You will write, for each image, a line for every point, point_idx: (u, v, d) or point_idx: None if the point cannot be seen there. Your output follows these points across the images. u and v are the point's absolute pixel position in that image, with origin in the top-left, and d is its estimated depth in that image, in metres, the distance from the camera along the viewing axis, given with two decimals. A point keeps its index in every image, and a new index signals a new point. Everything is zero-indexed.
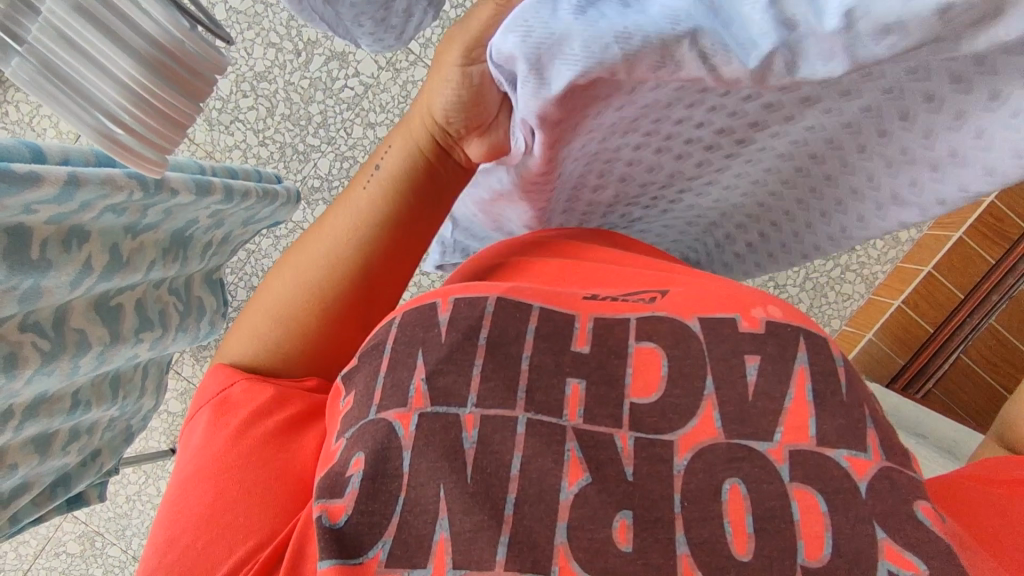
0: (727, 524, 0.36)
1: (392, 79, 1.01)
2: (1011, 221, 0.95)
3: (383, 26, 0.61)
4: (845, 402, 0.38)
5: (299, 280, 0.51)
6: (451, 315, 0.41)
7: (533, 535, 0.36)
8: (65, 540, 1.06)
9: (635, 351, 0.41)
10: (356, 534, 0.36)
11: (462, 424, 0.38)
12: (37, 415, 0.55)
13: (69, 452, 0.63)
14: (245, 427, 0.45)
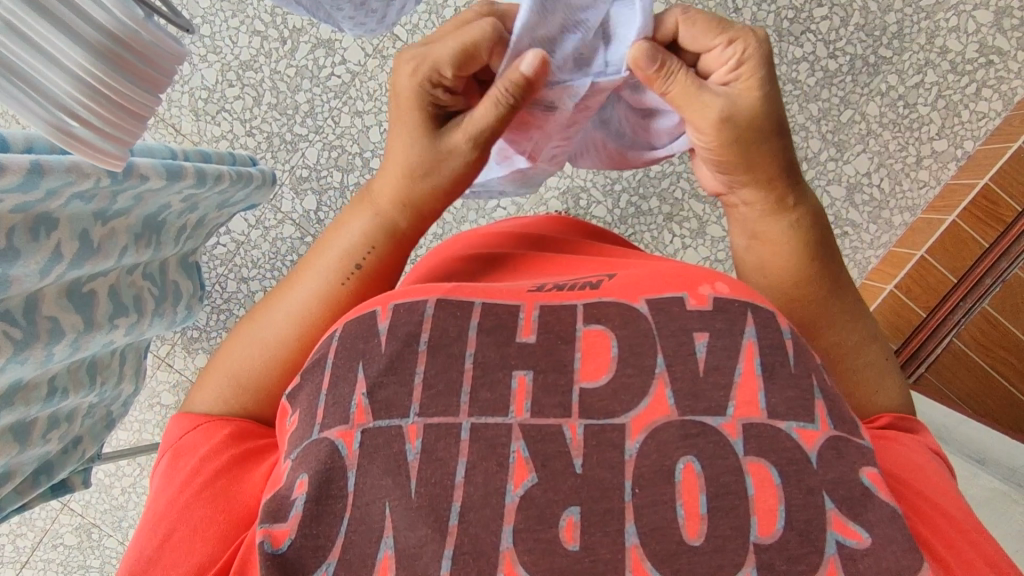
0: (679, 508, 0.35)
1: (379, 67, 1.00)
2: (1007, 204, 0.95)
3: (362, 9, 0.60)
4: (794, 374, 0.38)
5: (265, 344, 0.52)
6: (391, 323, 0.41)
7: (478, 541, 0.36)
8: (62, 532, 1.06)
9: (583, 334, 0.40)
10: (299, 557, 0.36)
11: (406, 436, 0.38)
12: (14, 402, 0.55)
13: (50, 440, 0.64)
14: (199, 464, 0.46)
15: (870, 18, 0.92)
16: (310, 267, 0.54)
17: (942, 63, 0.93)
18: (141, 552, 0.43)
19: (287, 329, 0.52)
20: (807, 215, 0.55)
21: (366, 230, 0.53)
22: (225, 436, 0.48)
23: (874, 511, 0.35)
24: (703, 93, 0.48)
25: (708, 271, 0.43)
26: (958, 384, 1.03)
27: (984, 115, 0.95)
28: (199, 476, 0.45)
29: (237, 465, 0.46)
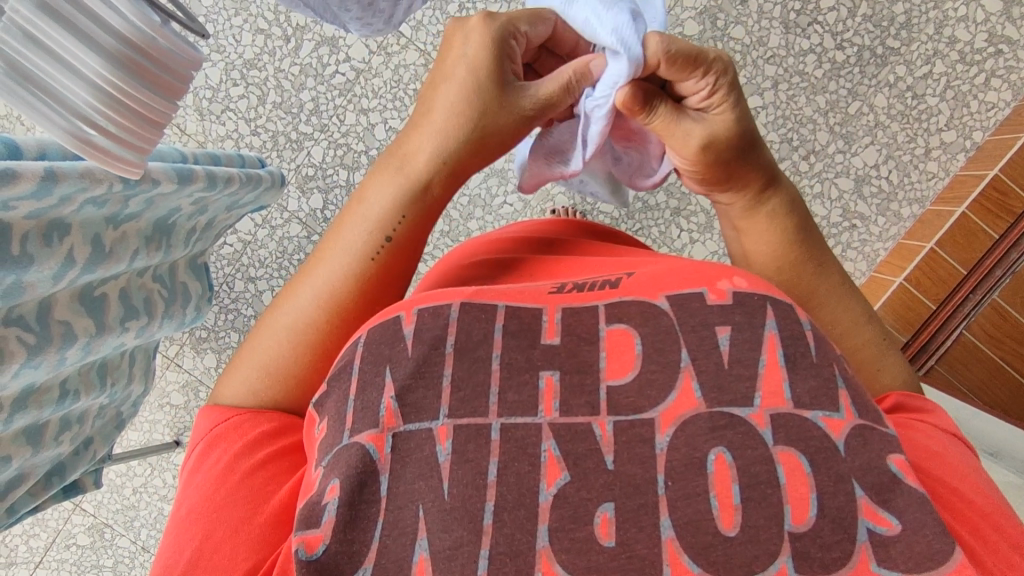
0: (713, 499, 0.35)
1: (384, 64, 1.00)
2: (1015, 194, 0.94)
3: (371, 10, 0.60)
4: (815, 363, 0.38)
5: (297, 336, 0.51)
6: (416, 328, 0.41)
7: (513, 542, 0.36)
8: (75, 532, 1.07)
9: (607, 334, 0.40)
10: (335, 563, 0.36)
11: (436, 437, 0.38)
12: (27, 406, 0.55)
13: (62, 442, 0.64)
14: (235, 461, 0.45)
15: (877, 9, 0.92)
16: (336, 243, 0.52)
17: (950, 53, 0.92)
18: (179, 556, 0.42)
19: (322, 315, 0.51)
20: (786, 204, 0.55)
21: (394, 199, 0.51)
22: (258, 433, 0.47)
23: (904, 502, 0.35)
24: (677, 131, 0.48)
25: (723, 265, 0.43)
26: (970, 377, 1.02)
27: (992, 105, 0.94)
28: (235, 474, 0.45)
29: (272, 464, 0.45)
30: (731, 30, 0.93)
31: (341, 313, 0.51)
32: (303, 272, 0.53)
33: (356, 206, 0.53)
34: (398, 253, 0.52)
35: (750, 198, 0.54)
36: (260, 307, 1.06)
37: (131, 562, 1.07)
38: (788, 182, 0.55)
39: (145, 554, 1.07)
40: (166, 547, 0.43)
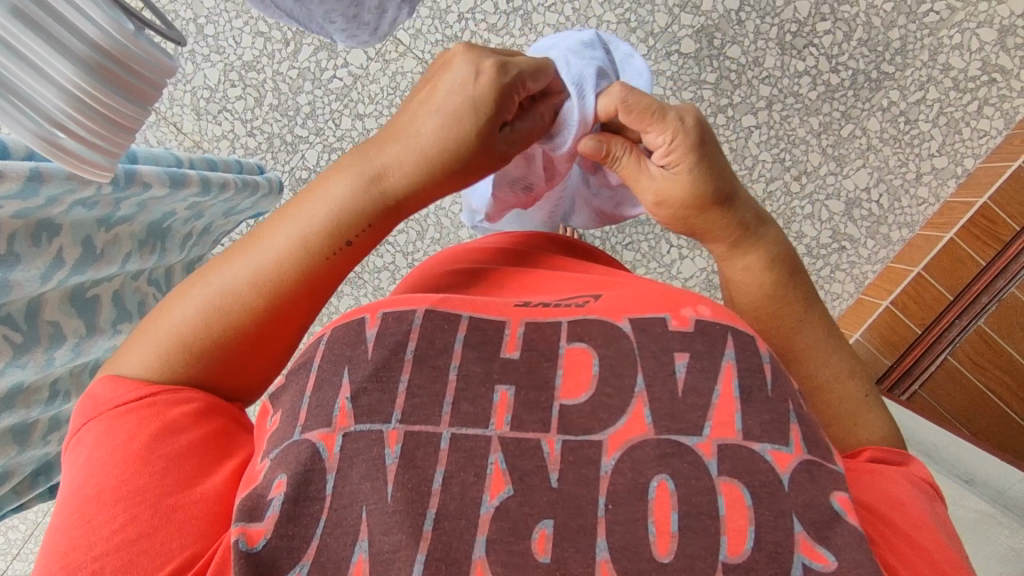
0: (651, 524, 0.35)
1: (381, 70, 1.00)
2: (1003, 223, 0.95)
3: (355, 22, 0.60)
4: (770, 398, 0.38)
5: (222, 326, 0.43)
6: (379, 331, 0.41)
7: (450, 550, 0.35)
8: None
9: (566, 352, 0.41)
10: (274, 559, 0.35)
11: (385, 440, 0.37)
12: (14, 405, 0.57)
13: (50, 441, 0.66)
14: (164, 444, 0.40)
15: (872, 33, 0.92)
16: (283, 226, 0.44)
17: (944, 80, 0.93)
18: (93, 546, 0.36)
19: (254, 308, 0.44)
20: (770, 255, 0.53)
21: (359, 194, 0.44)
22: (184, 413, 0.42)
23: (842, 541, 0.35)
24: (643, 181, 0.50)
25: (686, 290, 0.43)
26: (952, 402, 1.02)
27: (984, 133, 0.94)
28: (169, 459, 0.39)
29: (205, 448, 0.41)
30: (727, 49, 0.94)
31: (276, 314, 0.44)
32: (239, 247, 0.45)
33: (314, 189, 0.45)
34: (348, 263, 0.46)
35: (729, 245, 0.53)
36: None
37: None
38: (778, 234, 0.53)
39: None
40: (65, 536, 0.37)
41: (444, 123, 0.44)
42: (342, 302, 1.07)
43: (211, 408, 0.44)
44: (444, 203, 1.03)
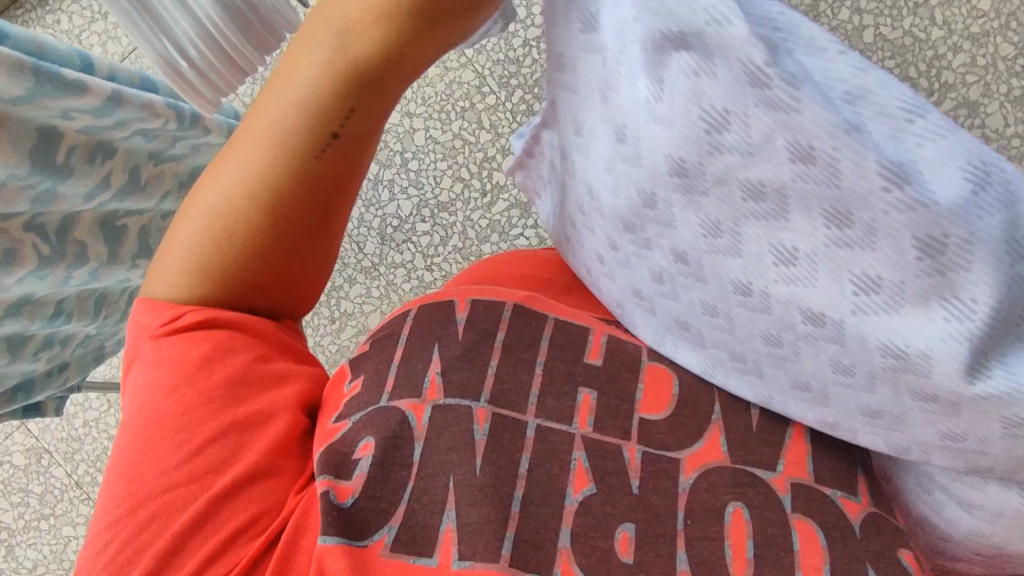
0: (728, 547, 0.43)
1: (439, 76, 1.06)
2: None
3: None
4: (840, 445, 0.47)
5: (234, 240, 0.47)
6: (469, 316, 0.50)
7: (538, 534, 0.43)
8: (14, 449, 1.08)
9: (647, 368, 0.49)
10: (363, 515, 0.44)
11: (475, 417, 0.46)
12: (20, 313, 0.64)
13: (40, 359, 0.72)
14: (211, 434, 0.44)
15: None
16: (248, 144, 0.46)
17: None
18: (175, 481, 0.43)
19: (269, 219, 0.46)
20: None
21: (308, 117, 0.43)
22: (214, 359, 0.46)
23: None
24: None
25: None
26: None
27: None
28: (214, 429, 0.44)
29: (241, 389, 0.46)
30: None
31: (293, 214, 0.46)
32: (214, 180, 0.47)
33: (253, 114, 0.45)
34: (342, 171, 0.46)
35: None
36: None
37: (58, 494, 1.06)
38: None
39: (73, 490, 1.05)
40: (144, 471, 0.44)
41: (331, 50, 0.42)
42: (352, 288, 1.09)
43: (250, 348, 0.48)
44: (471, 215, 1.05)
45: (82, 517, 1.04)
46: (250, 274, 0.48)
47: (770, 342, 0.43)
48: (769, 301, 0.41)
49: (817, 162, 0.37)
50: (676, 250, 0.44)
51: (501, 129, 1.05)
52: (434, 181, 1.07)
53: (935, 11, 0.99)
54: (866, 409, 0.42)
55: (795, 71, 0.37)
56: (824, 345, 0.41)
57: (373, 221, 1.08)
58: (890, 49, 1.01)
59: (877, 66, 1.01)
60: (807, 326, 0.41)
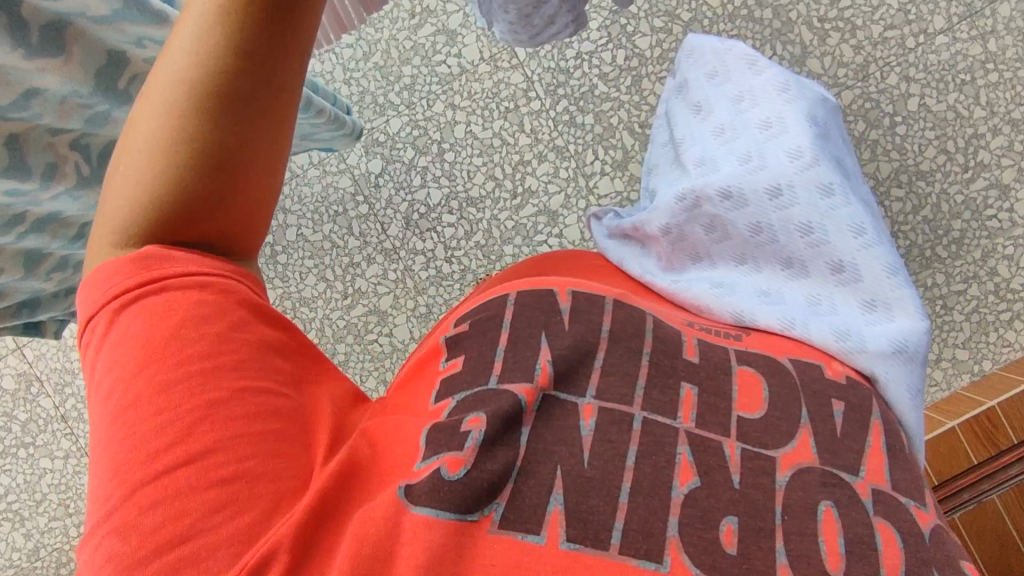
0: (822, 543, 0.42)
1: (488, 74, 1.06)
2: (1004, 430, 0.90)
3: (525, 21, 0.67)
4: (907, 460, 0.48)
5: (170, 147, 0.38)
6: (572, 306, 0.49)
7: (647, 522, 0.41)
8: (1, 373, 1.09)
9: (738, 372, 0.49)
10: (475, 489, 0.41)
11: (582, 412, 0.44)
12: (45, 230, 0.64)
13: (51, 280, 0.69)
14: (198, 413, 0.38)
15: (937, 216, 1.05)
16: (173, 52, 0.39)
17: (987, 281, 1.04)
18: (175, 468, 0.37)
19: (209, 116, 0.38)
20: None
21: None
22: (195, 320, 0.40)
23: None
24: None
25: (807, 339, 0.52)
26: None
27: (1008, 343, 1.03)
28: (201, 405, 0.38)
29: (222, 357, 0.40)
30: None
31: (240, 111, 0.39)
32: (143, 92, 0.40)
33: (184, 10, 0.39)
34: (282, 55, 0.40)
35: None
36: (278, 237, 1.10)
37: (41, 425, 1.09)
38: None
39: (56, 423, 1.08)
40: (132, 463, 0.37)
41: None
42: (369, 268, 1.09)
43: (229, 301, 0.41)
44: (498, 215, 1.06)
45: (60, 451, 1.08)
46: (190, 191, 0.39)
47: (802, 230, 0.57)
48: (787, 195, 0.58)
49: (820, 184, 0.58)
50: (723, 183, 0.59)
51: (541, 136, 1.05)
52: (467, 175, 1.07)
53: (981, 92, 1.04)
54: (863, 300, 0.56)
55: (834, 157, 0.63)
56: (830, 217, 0.57)
57: (400, 205, 1.08)
58: (933, 121, 1.05)
59: (919, 134, 1.05)
60: (820, 201, 0.58)
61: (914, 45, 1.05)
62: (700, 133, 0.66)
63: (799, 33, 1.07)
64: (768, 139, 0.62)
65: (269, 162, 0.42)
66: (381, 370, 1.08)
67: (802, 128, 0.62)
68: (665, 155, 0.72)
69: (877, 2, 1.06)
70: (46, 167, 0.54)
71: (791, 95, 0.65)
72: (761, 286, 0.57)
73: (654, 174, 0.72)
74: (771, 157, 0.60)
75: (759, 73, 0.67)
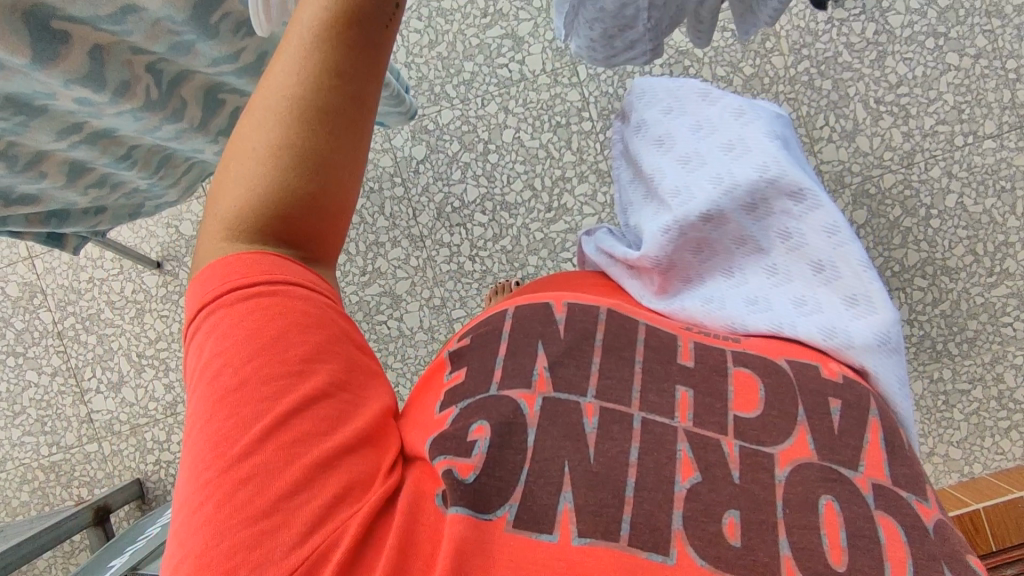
0: (824, 536, 0.37)
1: (546, 85, 1.07)
2: (985, 536, 0.89)
3: (606, 41, 0.68)
4: (908, 455, 0.42)
5: (273, 157, 0.40)
6: (567, 316, 0.48)
7: (653, 516, 0.38)
8: (10, 279, 1.10)
9: (734, 372, 0.45)
10: (485, 491, 0.40)
11: (583, 410, 0.43)
12: (96, 145, 0.60)
13: (87, 195, 0.66)
14: (283, 410, 0.39)
15: (953, 312, 1.06)
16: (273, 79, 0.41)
17: (991, 386, 1.05)
18: (254, 459, 0.37)
19: (306, 126, 0.41)
20: None
21: (329, 6, 0.41)
22: (296, 325, 0.41)
23: None
24: None
25: (798, 339, 0.49)
26: None
27: (1003, 452, 1.05)
28: (287, 404, 0.39)
29: (314, 364, 0.41)
30: None
31: (331, 120, 0.41)
32: (244, 117, 0.42)
33: (283, 41, 0.42)
34: (366, 74, 0.42)
35: None
36: None
37: (36, 337, 1.10)
38: None
39: (53, 338, 1.09)
40: (216, 452, 0.38)
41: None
42: (392, 250, 1.09)
43: (326, 314, 0.43)
44: (529, 224, 1.07)
45: (49, 367, 1.09)
46: (291, 193, 0.41)
47: (781, 235, 0.52)
48: (763, 206, 0.52)
49: (792, 190, 0.52)
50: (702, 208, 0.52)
51: (586, 156, 1.06)
52: (506, 179, 1.08)
53: (1018, 202, 1.05)
54: (846, 295, 0.50)
55: (790, 145, 0.60)
56: (805, 219, 0.52)
57: (436, 195, 1.09)
58: (967, 220, 1.06)
59: (951, 231, 1.06)
60: (792, 207, 0.52)
61: (961, 144, 1.07)
62: (667, 166, 0.58)
63: (854, 110, 1.08)
64: (733, 159, 0.54)
65: (352, 178, 0.43)
66: (383, 352, 1.09)
67: (766, 144, 0.55)
68: (637, 190, 0.65)
69: (935, 95, 1.07)
70: (119, 83, 0.53)
71: (746, 113, 0.58)
72: (749, 296, 0.52)
73: (630, 211, 0.65)
74: (739, 163, 0.53)
75: (714, 103, 0.61)
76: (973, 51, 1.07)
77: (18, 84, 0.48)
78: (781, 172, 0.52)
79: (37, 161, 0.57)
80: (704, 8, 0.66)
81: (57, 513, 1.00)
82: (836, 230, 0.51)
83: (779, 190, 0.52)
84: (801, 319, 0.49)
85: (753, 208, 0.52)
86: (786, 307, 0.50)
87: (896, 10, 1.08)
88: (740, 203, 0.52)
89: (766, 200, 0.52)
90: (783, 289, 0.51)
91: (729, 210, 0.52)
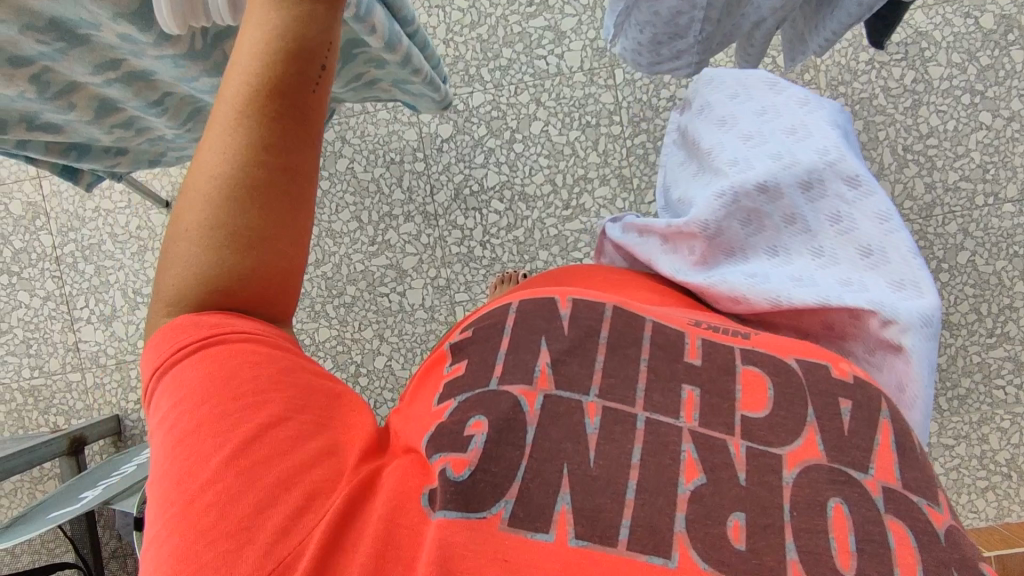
0: (832, 539, 0.35)
1: (581, 82, 1.06)
2: None
3: (651, 47, 0.67)
4: (918, 459, 0.39)
5: (206, 236, 0.38)
6: (572, 312, 0.45)
7: (653, 520, 0.35)
8: (14, 196, 1.08)
9: (742, 371, 0.42)
10: (480, 488, 0.36)
11: (586, 410, 0.40)
12: (130, 86, 0.59)
13: (111, 133, 0.65)
14: (234, 442, 0.35)
15: (949, 367, 1.06)
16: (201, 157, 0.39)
17: (975, 445, 1.06)
18: (210, 488, 0.34)
19: (235, 203, 0.38)
20: None
21: (254, 77, 0.38)
22: (248, 360, 0.38)
23: None
24: None
25: None
26: None
27: (976, 511, 1.06)
28: (241, 432, 0.36)
29: (268, 391, 0.37)
30: None
31: (270, 194, 0.39)
32: (183, 191, 0.39)
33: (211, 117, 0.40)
34: (297, 138, 0.40)
35: None
36: (329, 164, 1.09)
37: (32, 259, 1.08)
38: None
39: (49, 264, 1.08)
40: (176, 493, 0.35)
41: (277, 12, 0.39)
42: (405, 224, 1.08)
43: (275, 349, 0.40)
44: (545, 218, 1.06)
45: (43, 291, 1.08)
46: (229, 269, 0.39)
47: (831, 218, 0.51)
48: (818, 185, 0.52)
49: (849, 176, 0.51)
50: (760, 176, 0.52)
51: (611, 159, 1.06)
52: (529, 171, 1.07)
53: None
54: (892, 280, 0.48)
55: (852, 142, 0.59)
56: (858, 204, 0.50)
57: (456, 175, 1.08)
58: (976, 278, 1.07)
59: (959, 288, 1.07)
60: (845, 191, 0.51)
61: (981, 204, 1.07)
62: (727, 141, 0.57)
63: (881, 153, 1.09)
64: (794, 141, 0.54)
65: (296, 246, 0.41)
66: (381, 325, 1.08)
67: (828, 131, 0.55)
68: (686, 169, 0.63)
69: (962, 150, 1.08)
70: None
71: (813, 106, 0.58)
72: (795, 274, 0.50)
73: (675, 188, 0.63)
74: (797, 148, 0.53)
75: (780, 93, 0.60)
76: (1006, 113, 1.07)
77: (64, 7, 0.47)
78: (839, 159, 0.52)
79: (67, 91, 0.55)
80: (758, 31, 0.66)
81: (31, 438, 0.98)
82: (891, 216, 0.50)
83: (839, 174, 0.51)
84: (846, 296, 0.47)
85: (809, 188, 0.51)
86: (831, 285, 0.48)
87: (937, 61, 1.08)
88: (796, 182, 0.51)
89: (823, 180, 0.52)
90: (828, 271, 0.49)
91: (789, 180, 0.51)
